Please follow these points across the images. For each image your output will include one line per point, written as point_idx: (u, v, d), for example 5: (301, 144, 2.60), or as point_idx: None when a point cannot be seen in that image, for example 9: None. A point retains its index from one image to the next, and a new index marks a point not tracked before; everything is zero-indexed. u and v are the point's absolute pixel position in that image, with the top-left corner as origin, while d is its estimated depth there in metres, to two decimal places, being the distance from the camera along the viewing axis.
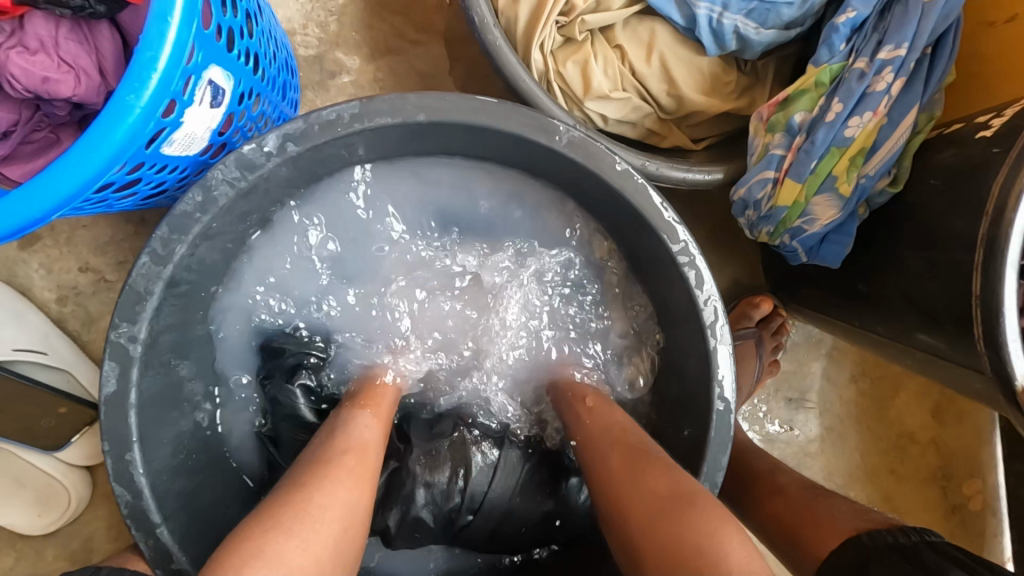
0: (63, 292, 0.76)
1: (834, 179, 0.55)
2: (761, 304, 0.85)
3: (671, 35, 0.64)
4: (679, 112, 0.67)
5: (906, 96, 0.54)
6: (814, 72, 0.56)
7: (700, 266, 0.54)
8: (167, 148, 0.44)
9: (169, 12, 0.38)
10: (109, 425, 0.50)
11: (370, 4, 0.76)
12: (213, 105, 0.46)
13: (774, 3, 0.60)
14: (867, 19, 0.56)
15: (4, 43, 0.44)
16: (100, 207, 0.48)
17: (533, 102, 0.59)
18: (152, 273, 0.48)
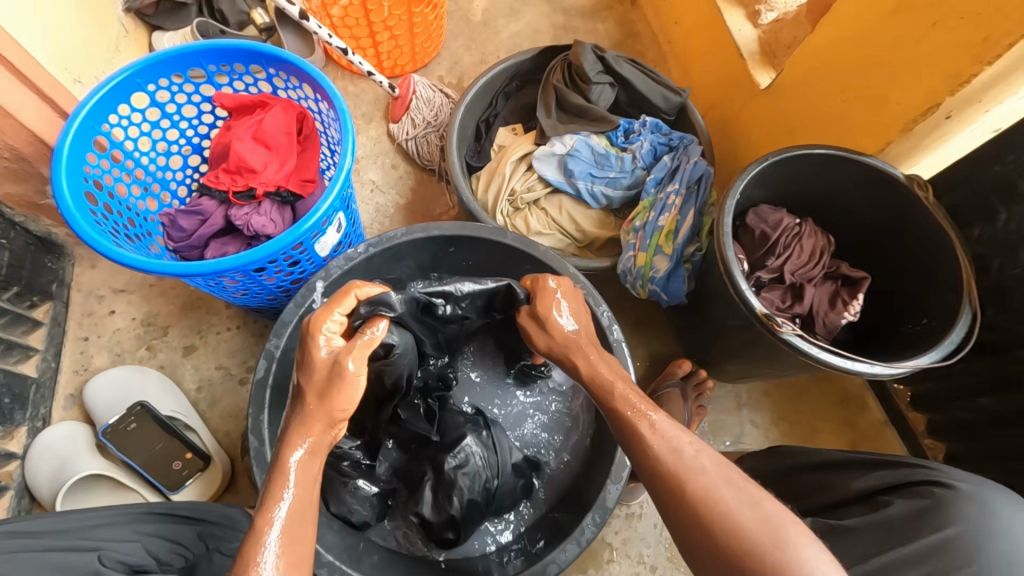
0: (202, 382, 1.14)
1: (661, 247, 1.01)
2: (681, 363, 1.17)
3: (572, 200, 1.17)
4: (586, 240, 1.17)
5: (688, 205, 1.03)
6: (642, 202, 1.07)
7: (593, 294, 0.95)
8: (315, 245, 0.91)
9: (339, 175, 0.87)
10: (255, 399, 0.84)
11: (408, 212, 1.35)
12: (337, 229, 0.94)
13: (616, 178, 1.14)
14: (662, 177, 1.10)
15: (249, 211, 0.95)
16: (271, 280, 0.93)
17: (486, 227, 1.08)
18: (293, 310, 0.89)
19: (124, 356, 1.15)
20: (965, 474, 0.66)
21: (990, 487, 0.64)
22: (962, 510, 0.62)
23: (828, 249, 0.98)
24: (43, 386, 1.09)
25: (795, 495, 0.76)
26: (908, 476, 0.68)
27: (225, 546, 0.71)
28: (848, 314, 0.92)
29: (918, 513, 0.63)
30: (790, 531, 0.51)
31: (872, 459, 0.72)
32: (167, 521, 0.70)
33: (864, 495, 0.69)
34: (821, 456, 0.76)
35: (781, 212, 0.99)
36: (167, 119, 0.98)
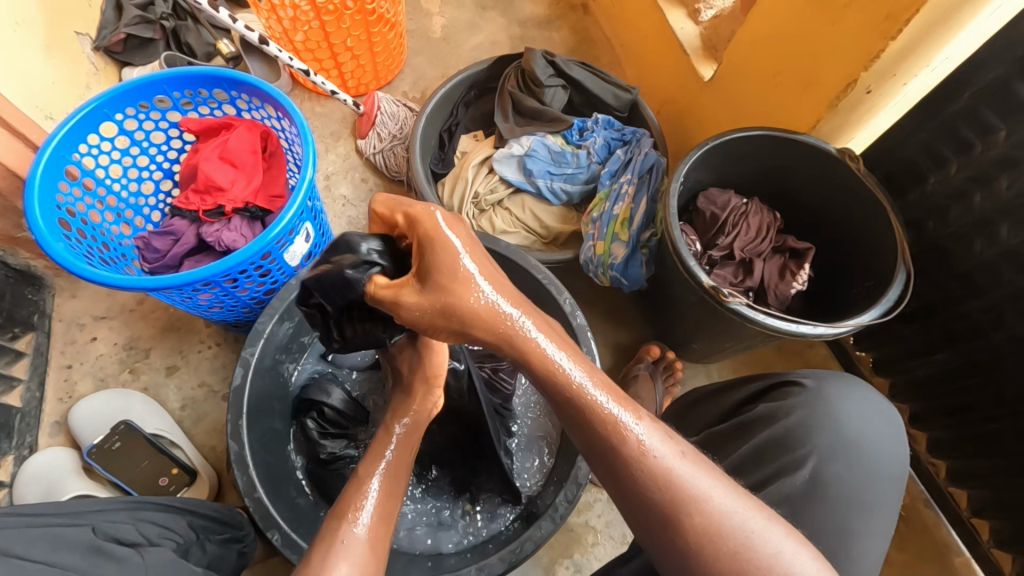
0: (185, 401, 1.17)
1: (618, 235, 1.06)
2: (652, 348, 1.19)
3: (534, 198, 1.22)
4: (550, 235, 1.22)
5: (640, 193, 1.08)
6: (598, 194, 1.12)
7: (555, 283, 0.99)
8: (284, 254, 0.95)
9: (301, 185, 0.91)
10: (233, 406, 0.86)
11: None
12: (305, 238, 0.98)
13: (574, 174, 1.19)
14: (616, 170, 1.15)
15: (219, 227, 0.99)
16: (244, 291, 0.96)
17: None
18: (266, 318, 0.92)
19: (108, 381, 1.18)
20: (812, 372, 0.74)
21: (833, 381, 0.72)
22: (815, 404, 0.69)
23: (774, 225, 1.03)
24: (28, 415, 1.11)
25: (692, 420, 0.83)
26: (771, 384, 0.74)
27: (214, 537, 0.77)
28: (797, 284, 0.97)
29: (775, 413, 0.70)
30: (685, 471, 0.54)
31: (747, 376, 0.79)
32: (160, 510, 0.72)
33: (740, 406, 0.77)
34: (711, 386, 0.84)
35: (728, 194, 1.04)
36: (136, 146, 1.02)
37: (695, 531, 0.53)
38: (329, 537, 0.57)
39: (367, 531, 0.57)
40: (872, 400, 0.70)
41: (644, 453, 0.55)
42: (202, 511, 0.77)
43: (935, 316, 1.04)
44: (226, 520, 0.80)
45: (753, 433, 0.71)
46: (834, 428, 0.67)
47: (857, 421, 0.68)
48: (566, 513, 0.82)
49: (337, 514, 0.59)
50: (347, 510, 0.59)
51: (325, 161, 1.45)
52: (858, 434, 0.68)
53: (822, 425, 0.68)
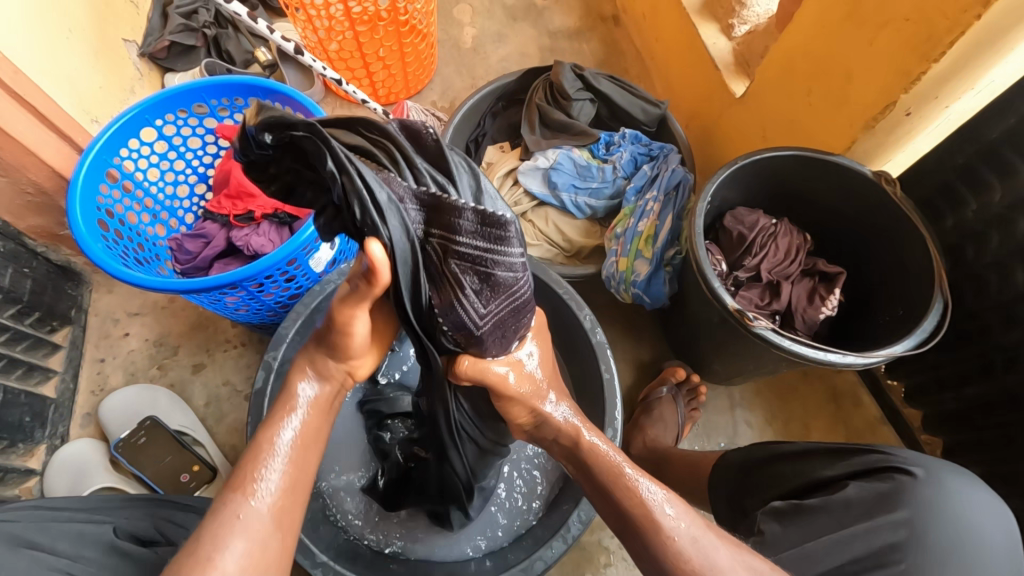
0: (209, 398, 1.20)
1: (641, 252, 1.04)
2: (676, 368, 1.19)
3: (557, 211, 1.22)
4: (573, 249, 1.21)
5: (666, 209, 1.07)
6: (623, 210, 1.11)
7: (576, 299, 0.99)
8: (310, 261, 0.97)
9: None
10: (255, 408, 0.88)
11: None
12: (331, 246, 1.00)
13: (599, 188, 1.18)
14: (642, 185, 1.14)
15: (248, 232, 1.02)
16: (269, 295, 0.98)
17: None
18: (289, 323, 0.94)
19: (137, 376, 1.21)
20: (920, 459, 0.71)
21: (946, 470, 0.69)
22: (919, 496, 0.67)
23: (803, 246, 1.00)
24: (62, 406, 1.15)
25: (767, 484, 0.77)
26: (874, 464, 0.70)
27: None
28: (825, 310, 0.94)
29: (882, 499, 0.67)
30: (663, 509, 0.61)
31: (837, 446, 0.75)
32: (175, 507, 0.74)
33: (834, 481, 0.71)
34: (792, 445, 0.77)
35: (757, 214, 1.02)
36: (174, 150, 1.06)
37: (671, 562, 0.58)
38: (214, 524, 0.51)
39: (268, 507, 0.53)
40: (981, 489, 0.69)
41: (648, 502, 0.61)
42: (215, 507, 0.77)
43: (971, 347, 0.99)
44: None
45: (858, 518, 0.67)
46: (948, 522, 0.66)
47: (973, 522, 0.66)
48: (577, 536, 0.81)
49: (236, 484, 0.54)
50: (242, 482, 0.54)
51: None
52: (973, 534, 0.66)
53: (934, 518, 0.66)
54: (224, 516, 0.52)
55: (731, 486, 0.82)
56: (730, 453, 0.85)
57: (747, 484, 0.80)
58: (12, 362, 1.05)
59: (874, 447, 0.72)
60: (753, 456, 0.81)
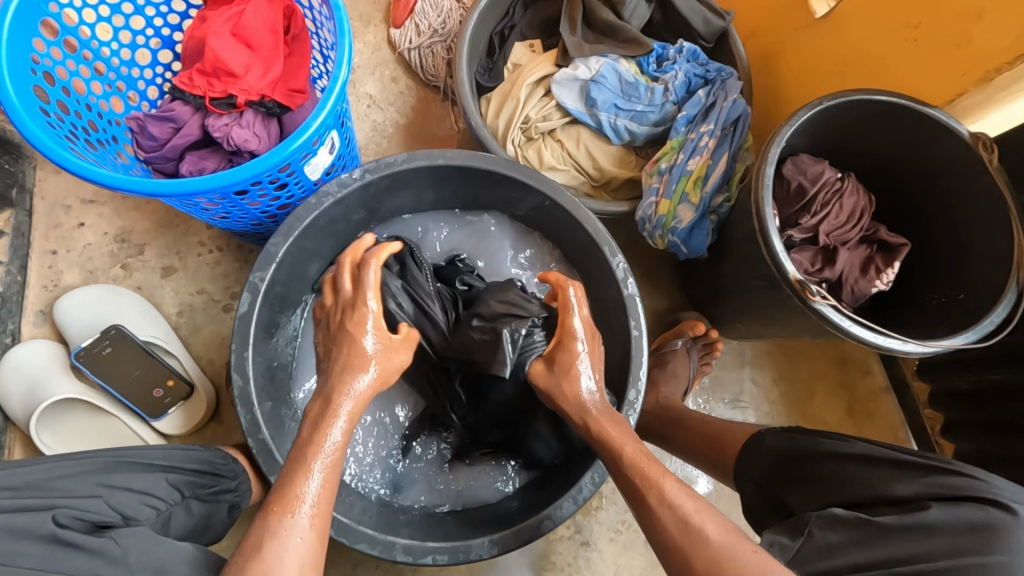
0: (182, 307, 1.08)
1: (687, 195, 0.92)
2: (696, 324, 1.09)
3: (591, 133, 1.06)
4: (603, 178, 1.07)
5: (722, 149, 0.93)
6: (670, 142, 0.97)
7: (611, 244, 0.87)
8: (305, 167, 0.81)
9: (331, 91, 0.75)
10: (238, 332, 0.77)
11: (406, 133, 1.23)
12: (330, 151, 0.84)
13: (644, 111, 1.02)
14: (695, 116, 0.98)
15: (229, 121, 0.83)
16: (256, 205, 0.83)
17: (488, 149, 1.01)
18: (280, 242, 0.81)
19: (97, 274, 1.07)
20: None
21: None
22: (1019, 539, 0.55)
23: (868, 210, 0.90)
24: (9, 302, 1.01)
25: (817, 482, 0.70)
26: (958, 488, 0.61)
27: (202, 493, 0.72)
28: (880, 283, 0.86)
29: (973, 532, 0.56)
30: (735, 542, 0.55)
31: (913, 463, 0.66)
32: (135, 471, 0.67)
33: (906, 500, 0.63)
34: (861, 448, 0.70)
35: (822, 165, 0.90)
36: (128, 4, 0.84)
37: None
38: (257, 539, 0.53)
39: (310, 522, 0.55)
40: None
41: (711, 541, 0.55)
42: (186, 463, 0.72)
43: None
44: (216, 471, 0.75)
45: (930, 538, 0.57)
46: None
47: None
48: (588, 495, 0.77)
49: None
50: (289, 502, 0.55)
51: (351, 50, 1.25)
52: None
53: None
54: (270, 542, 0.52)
55: (769, 474, 0.77)
56: (772, 438, 0.79)
57: (794, 477, 0.74)
58: None
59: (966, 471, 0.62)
60: (802, 450, 0.74)
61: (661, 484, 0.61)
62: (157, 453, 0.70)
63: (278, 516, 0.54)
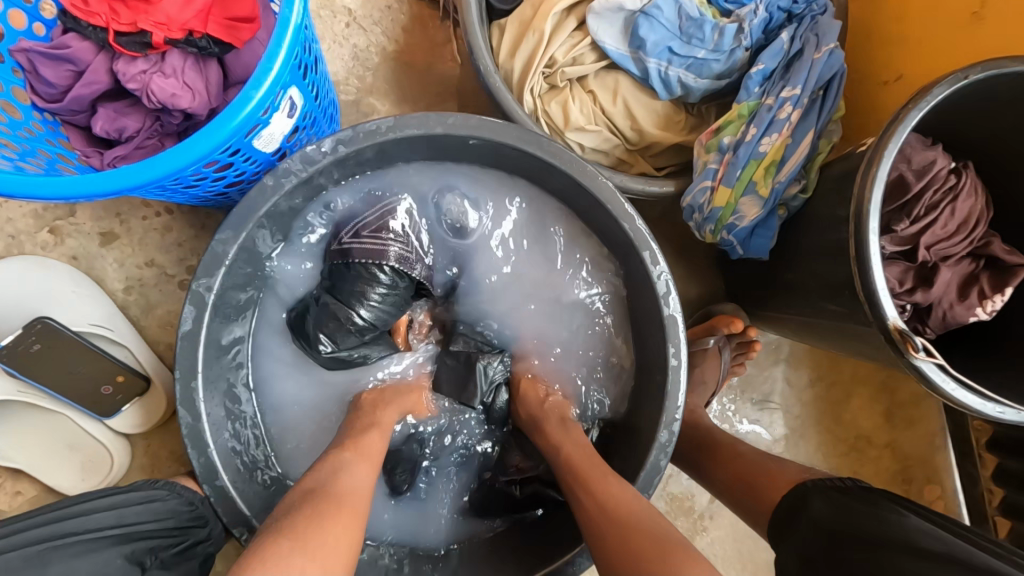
0: (129, 283, 0.90)
1: (754, 184, 0.72)
2: (734, 322, 0.93)
3: (632, 83, 0.82)
4: (641, 143, 0.85)
5: (805, 123, 0.71)
6: (737, 107, 0.74)
7: (653, 249, 0.69)
8: (255, 142, 0.60)
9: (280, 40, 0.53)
10: (182, 356, 0.62)
11: (397, 63, 0.97)
12: (289, 115, 0.62)
13: (705, 59, 0.77)
14: (773, 70, 0.75)
15: (147, 68, 0.61)
16: (197, 188, 0.64)
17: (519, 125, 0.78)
18: (229, 239, 0.63)
19: (21, 240, 0.88)
20: None
21: None
22: None
23: (985, 216, 0.70)
24: None
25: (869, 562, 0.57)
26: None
27: (170, 553, 0.58)
28: (981, 313, 0.69)
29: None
30: None
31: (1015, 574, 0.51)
32: (76, 543, 0.53)
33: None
34: (938, 538, 0.57)
35: (936, 153, 0.69)
36: None
37: None
38: (303, 536, 0.50)
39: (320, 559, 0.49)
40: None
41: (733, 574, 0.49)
42: (148, 520, 0.58)
43: None
44: (185, 522, 0.60)
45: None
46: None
47: None
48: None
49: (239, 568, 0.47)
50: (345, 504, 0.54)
51: None
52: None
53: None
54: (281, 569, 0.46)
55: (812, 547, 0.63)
56: (815, 499, 0.66)
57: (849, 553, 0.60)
58: None
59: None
60: (860, 518, 0.61)
61: (592, 479, 0.61)
62: (106, 510, 0.57)
63: (325, 508, 0.53)
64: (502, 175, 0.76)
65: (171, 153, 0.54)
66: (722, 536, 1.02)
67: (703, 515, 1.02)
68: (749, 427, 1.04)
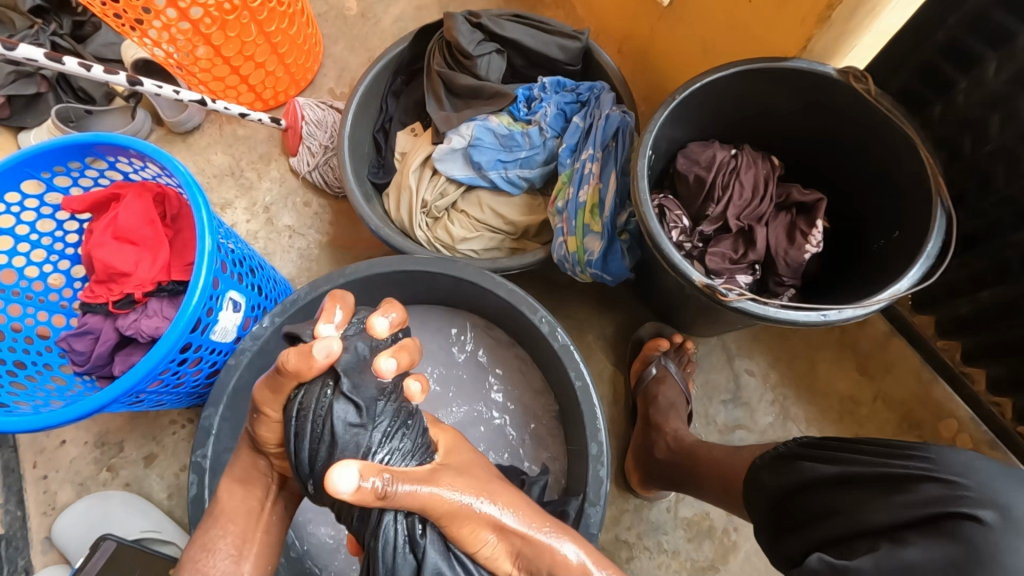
0: (171, 489, 1.10)
1: (589, 225, 0.90)
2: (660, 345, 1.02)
3: (490, 192, 1.05)
4: (519, 230, 1.06)
5: (607, 168, 0.91)
6: (559, 179, 0.96)
7: (527, 301, 0.85)
8: (212, 336, 0.83)
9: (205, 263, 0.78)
10: (195, 516, 0.78)
11: (333, 248, 1.26)
12: (234, 310, 0.86)
13: (529, 156, 1.02)
14: (576, 143, 0.98)
15: (137, 316, 0.87)
16: (185, 383, 0.86)
17: (400, 248, 1.00)
18: (211, 414, 0.82)
19: (88, 484, 1.11)
20: (973, 471, 0.53)
21: (1009, 486, 0.51)
22: (987, 550, 0.48)
23: (772, 176, 0.86)
24: (14, 540, 1.05)
25: (803, 522, 0.60)
26: (936, 505, 0.51)
27: None
28: (811, 247, 0.81)
29: (950, 561, 0.48)
30: None
31: (887, 469, 0.57)
32: None
33: (885, 531, 0.53)
34: (841, 469, 0.60)
35: (711, 148, 0.87)
36: (24, 241, 0.89)
37: None
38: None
39: None
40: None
41: None
42: None
43: (980, 246, 0.87)
44: None
45: None
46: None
47: None
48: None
49: None
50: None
51: (260, 191, 1.31)
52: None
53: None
54: None
55: (764, 522, 0.66)
56: (761, 469, 0.68)
57: (793, 519, 0.62)
58: None
59: (936, 476, 0.54)
60: (787, 481, 0.64)
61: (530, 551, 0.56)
62: None
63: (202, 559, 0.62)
64: (411, 295, 0.98)
65: (145, 358, 0.74)
66: (755, 546, 1.01)
67: (728, 531, 1.02)
68: (733, 428, 1.07)
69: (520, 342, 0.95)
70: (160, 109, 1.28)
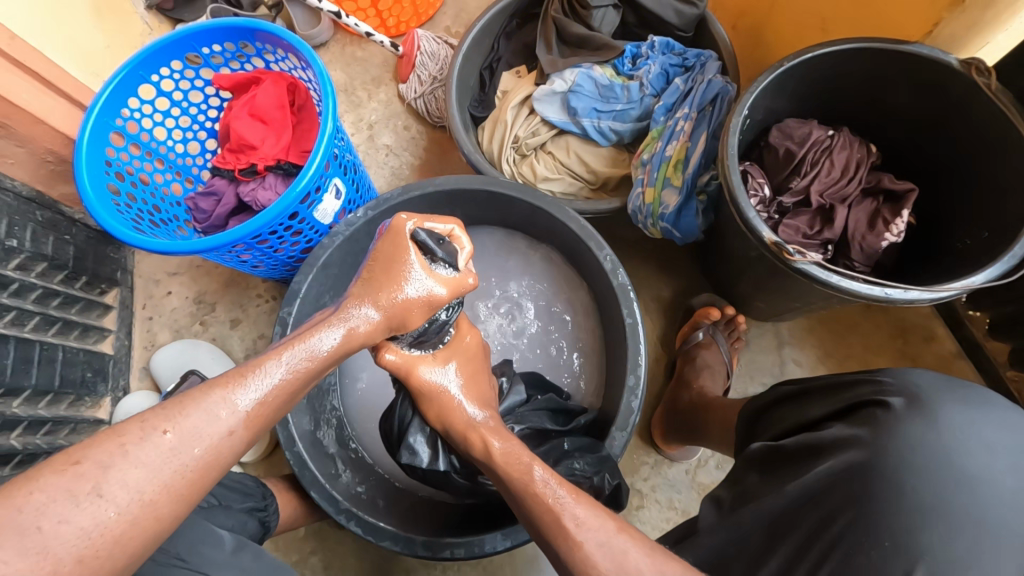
0: (248, 351, 1.25)
1: (670, 180, 0.93)
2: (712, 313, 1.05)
3: (579, 139, 1.10)
4: (599, 181, 1.10)
5: (699, 129, 0.93)
6: (650, 134, 0.99)
7: (597, 239, 0.90)
8: (314, 213, 0.94)
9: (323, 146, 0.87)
10: None
11: (422, 173, 1.36)
12: (336, 196, 0.97)
13: (624, 110, 1.05)
14: (672, 103, 1.00)
15: (255, 186, 0.99)
16: (283, 251, 0.98)
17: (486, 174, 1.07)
18: (301, 279, 0.93)
19: (182, 332, 1.28)
20: (906, 383, 0.62)
21: (939, 397, 0.59)
22: (890, 427, 0.58)
23: (866, 161, 0.86)
24: (120, 362, 1.24)
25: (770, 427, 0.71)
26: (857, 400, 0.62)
27: (236, 505, 0.79)
28: (890, 235, 0.81)
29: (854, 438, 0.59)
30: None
31: (835, 383, 0.67)
32: None
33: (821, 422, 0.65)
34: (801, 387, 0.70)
35: (809, 125, 0.87)
36: (177, 107, 1.03)
37: None
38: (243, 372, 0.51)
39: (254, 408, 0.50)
40: (999, 423, 0.57)
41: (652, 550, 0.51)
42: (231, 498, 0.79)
43: None
44: (246, 490, 0.82)
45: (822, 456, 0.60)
46: (944, 475, 0.55)
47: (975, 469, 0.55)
48: (527, 540, 0.77)
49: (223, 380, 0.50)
50: (232, 379, 0.50)
51: (368, 109, 1.42)
52: (990, 502, 0.54)
53: (920, 471, 0.55)
54: (206, 404, 0.48)
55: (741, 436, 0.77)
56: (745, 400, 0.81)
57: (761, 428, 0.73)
58: (67, 324, 1.12)
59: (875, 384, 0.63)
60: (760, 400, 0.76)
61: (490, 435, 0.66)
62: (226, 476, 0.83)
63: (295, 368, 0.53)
64: (488, 217, 1.05)
65: (262, 215, 0.86)
66: None
67: None
68: None
69: (581, 280, 1.00)
70: (296, 21, 1.41)
